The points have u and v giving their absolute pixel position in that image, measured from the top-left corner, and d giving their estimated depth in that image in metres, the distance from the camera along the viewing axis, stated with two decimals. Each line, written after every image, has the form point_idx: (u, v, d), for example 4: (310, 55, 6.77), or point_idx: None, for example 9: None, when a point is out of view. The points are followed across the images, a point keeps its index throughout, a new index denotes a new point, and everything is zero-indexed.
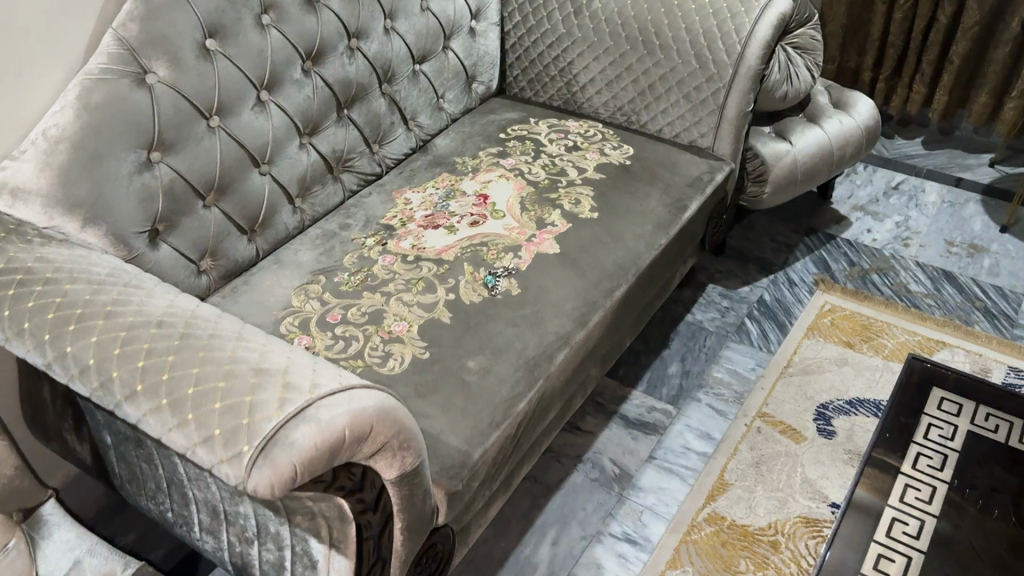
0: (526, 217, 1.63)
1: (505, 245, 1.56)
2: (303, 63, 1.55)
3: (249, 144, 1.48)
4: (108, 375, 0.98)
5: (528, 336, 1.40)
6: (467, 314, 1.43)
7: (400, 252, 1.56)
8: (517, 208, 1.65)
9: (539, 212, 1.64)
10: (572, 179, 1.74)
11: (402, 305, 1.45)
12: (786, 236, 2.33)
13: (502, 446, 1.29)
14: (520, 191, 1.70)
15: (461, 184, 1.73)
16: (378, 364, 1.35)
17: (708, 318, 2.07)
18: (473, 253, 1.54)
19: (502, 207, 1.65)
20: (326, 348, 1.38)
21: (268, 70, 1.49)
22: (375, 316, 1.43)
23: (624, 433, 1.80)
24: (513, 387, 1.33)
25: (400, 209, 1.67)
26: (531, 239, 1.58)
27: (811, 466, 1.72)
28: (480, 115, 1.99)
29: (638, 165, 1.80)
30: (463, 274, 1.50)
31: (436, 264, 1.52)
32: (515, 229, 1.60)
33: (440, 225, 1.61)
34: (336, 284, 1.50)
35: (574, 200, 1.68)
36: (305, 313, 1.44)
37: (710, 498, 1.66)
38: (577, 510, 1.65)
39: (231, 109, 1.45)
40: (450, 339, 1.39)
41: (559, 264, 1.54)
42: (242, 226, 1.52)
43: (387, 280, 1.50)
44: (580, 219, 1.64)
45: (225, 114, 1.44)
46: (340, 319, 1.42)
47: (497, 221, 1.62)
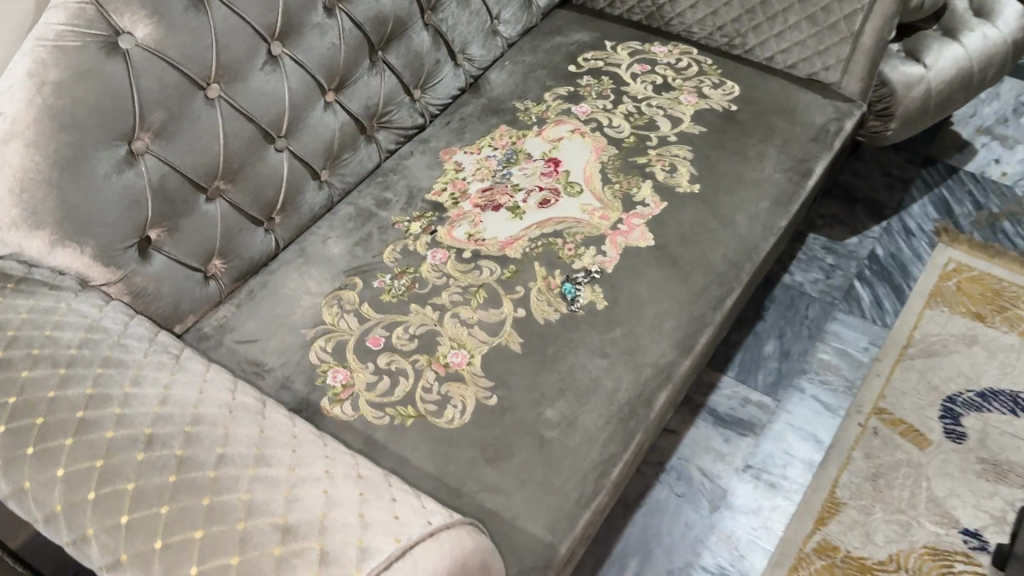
0: (610, 193, 1.30)
1: (585, 237, 1.24)
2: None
3: (259, 116, 1.15)
4: (82, 530, 0.73)
5: (620, 371, 1.11)
6: (542, 340, 1.13)
7: (453, 244, 1.24)
8: (599, 179, 1.32)
9: (626, 186, 1.31)
10: (664, 134, 1.39)
11: (461, 325, 1.15)
12: (897, 170, 1.97)
13: (591, 528, 1.03)
14: (600, 153, 1.36)
15: (526, 143, 1.39)
16: (433, 414, 1.07)
17: (809, 281, 1.77)
18: (545, 249, 1.23)
19: (580, 178, 1.32)
20: (368, 389, 1.10)
21: (282, 16, 1.13)
22: (427, 344, 1.13)
23: (715, 433, 1.54)
24: (605, 446, 1.05)
25: (449, 180, 1.34)
26: (618, 226, 1.26)
27: (938, 480, 1.46)
28: (543, 37, 1.61)
29: (746, 111, 1.44)
30: (534, 280, 1.19)
31: (499, 264, 1.21)
32: (597, 212, 1.27)
33: (501, 207, 1.29)
34: (377, 291, 1.20)
35: (669, 167, 1.34)
36: (338, 336, 1.15)
37: (820, 522, 1.42)
38: (662, 535, 1.42)
39: (236, 73, 1.11)
40: (523, 377, 1.10)
41: (654, 262, 1.22)
42: (257, 216, 1.21)
43: (439, 289, 1.19)
44: (677, 196, 1.30)
45: (227, 80, 1.10)
46: (384, 345, 1.14)
47: (575, 199, 1.29)
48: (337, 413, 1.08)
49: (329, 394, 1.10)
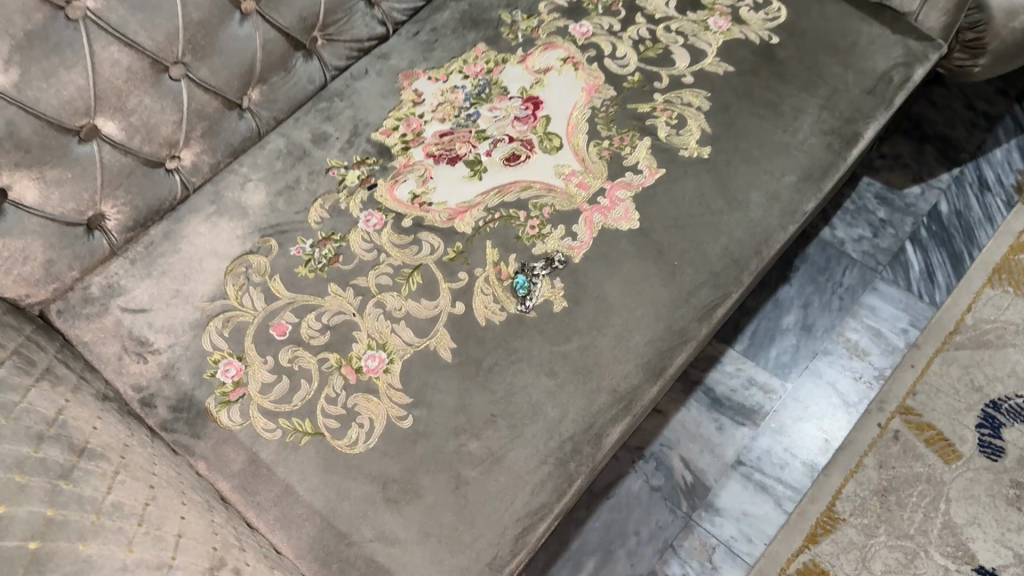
0: (595, 153, 1.04)
1: (555, 211, 1.00)
2: None
3: (142, 38, 0.91)
4: None
5: (569, 396, 0.91)
6: (478, 347, 0.93)
7: (393, 206, 1.01)
8: (585, 132, 1.06)
9: (617, 144, 1.05)
10: (678, 72, 1.11)
11: (385, 318, 0.94)
12: (985, 103, 1.63)
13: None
14: (593, 94, 1.09)
15: (505, 73, 1.12)
16: (332, 434, 0.89)
17: (852, 239, 1.50)
18: (503, 223, 0.99)
19: (562, 128, 1.06)
20: (263, 391, 0.92)
21: None
22: (340, 339, 0.94)
23: (707, 419, 1.34)
24: (534, 493, 0.86)
25: (403, 115, 1.09)
26: (598, 200, 1.01)
27: (959, 504, 1.25)
28: None
29: (789, 46, 1.13)
30: (482, 266, 0.97)
31: (444, 240, 0.99)
32: (575, 177, 1.02)
33: (459, 159, 1.04)
34: (293, 261, 0.99)
35: (676, 120, 1.07)
36: (237, 317, 0.96)
37: (811, 539, 1.24)
38: (627, 535, 1.25)
39: None
40: (447, 395, 0.90)
41: (634, 251, 0.98)
42: (151, 158, 1.00)
43: (366, 266, 0.98)
44: (680, 162, 1.04)
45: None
46: (289, 334, 0.94)
47: (550, 157, 1.04)
48: (223, 419, 0.91)
49: (216, 394, 0.92)
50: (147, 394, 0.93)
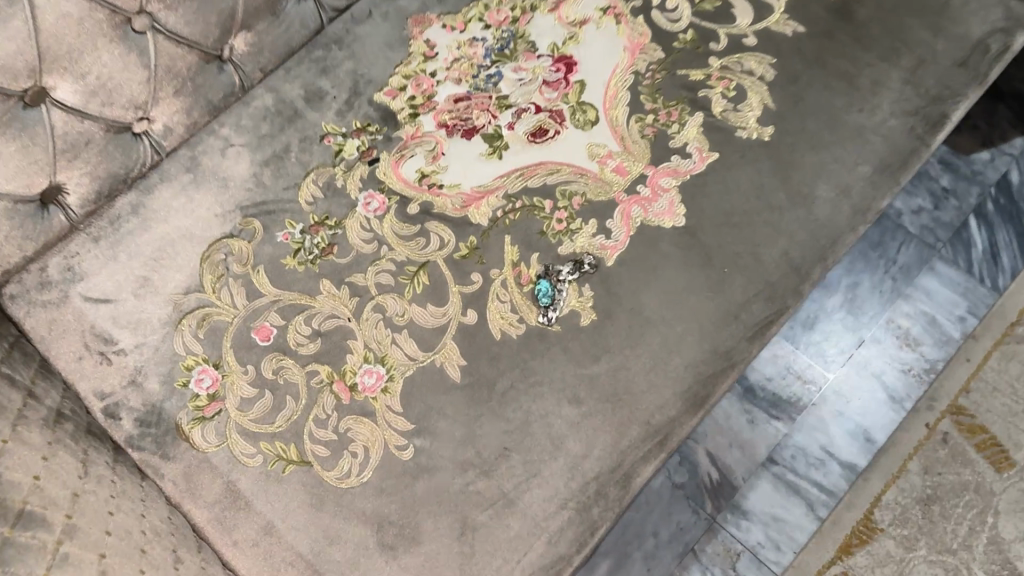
0: (636, 130, 0.88)
1: (586, 201, 0.85)
2: None
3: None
4: None
5: (595, 429, 0.78)
6: (492, 366, 0.80)
7: (397, 187, 0.87)
8: (626, 104, 0.89)
9: (663, 120, 0.89)
10: (739, 32, 0.93)
11: (384, 326, 0.81)
12: None
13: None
14: (637, 56, 0.92)
15: (533, 24, 0.95)
16: (321, 464, 0.77)
17: (910, 210, 1.34)
18: (525, 215, 0.85)
19: (598, 98, 0.90)
20: (243, 407, 0.80)
21: None
22: (332, 349, 0.81)
23: (738, 410, 1.23)
24: (551, 543, 0.75)
25: (412, 71, 0.93)
26: (638, 189, 0.86)
27: (1009, 518, 1.14)
28: None
29: (871, 3, 0.95)
30: (499, 267, 0.83)
31: (455, 233, 0.84)
32: (611, 161, 0.87)
33: (476, 132, 0.89)
34: (279, 249, 0.85)
35: (734, 93, 0.90)
36: (214, 316, 0.83)
37: (844, 549, 1.14)
38: (645, 536, 1.16)
39: None
40: (455, 423, 0.78)
41: (677, 255, 0.84)
42: (115, 124, 0.84)
43: (363, 260, 0.84)
44: (736, 145, 0.88)
45: None
46: (274, 341, 0.81)
47: (584, 135, 0.88)
48: (196, 439, 0.79)
49: (190, 408, 0.80)
50: (112, 403, 0.81)
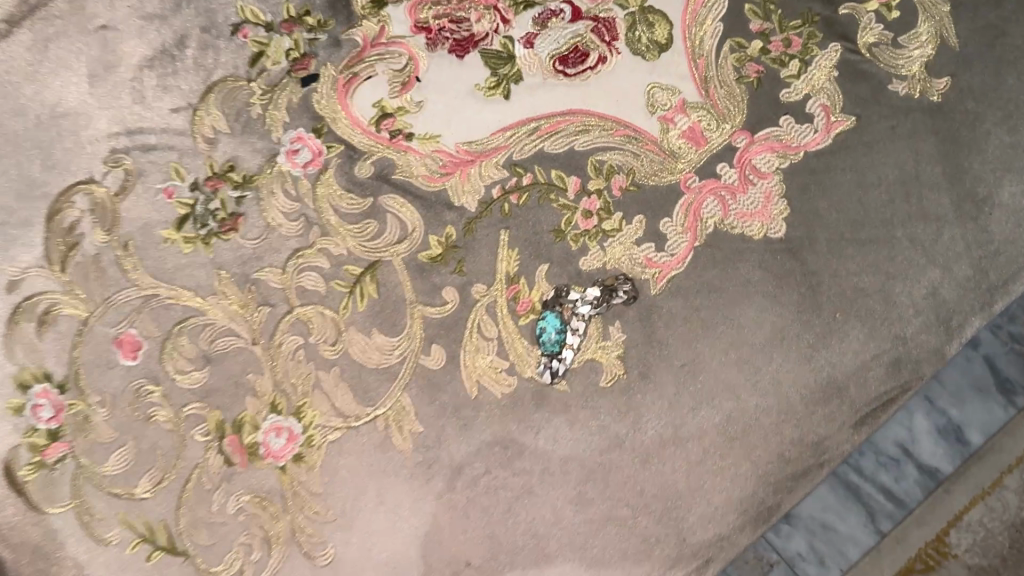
0: (727, 67, 0.56)
1: (632, 185, 0.55)
2: None
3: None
4: None
5: (602, 547, 0.53)
6: (460, 437, 0.53)
7: (343, 129, 0.56)
8: (718, 17, 0.56)
9: (774, 53, 0.56)
10: None
11: (305, 358, 0.54)
12: None
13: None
14: None
15: None
16: (202, 556, 0.53)
17: None
18: (536, 198, 0.55)
19: (676, 4, 0.56)
20: (98, 456, 0.54)
21: None
22: (227, 388, 0.54)
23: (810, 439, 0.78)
24: None
25: None
26: (718, 171, 0.55)
27: None
28: None
29: None
30: (488, 282, 0.54)
31: (425, 219, 0.55)
32: (682, 117, 0.55)
33: (473, 46, 0.56)
34: (157, 212, 0.56)
35: (897, 14, 0.56)
36: (60, 310, 0.54)
37: None
38: None
39: None
40: (396, 519, 0.53)
41: (764, 285, 0.54)
42: None
43: (281, 248, 0.55)
44: (885, 107, 0.56)
45: None
46: (145, 362, 0.55)
47: (643, 68, 0.56)
48: (32, 497, 0.53)
49: (22, 448, 0.53)
50: None
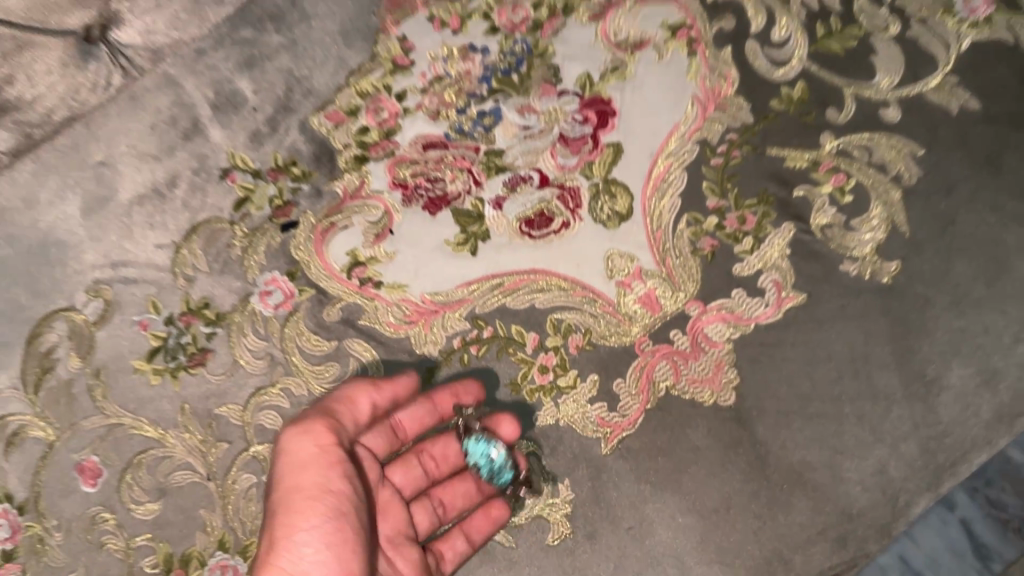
0: (685, 239, 0.58)
1: (588, 344, 0.57)
2: None
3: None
4: None
5: None
6: None
7: (317, 274, 0.59)
8: (678, 192, 0.59)
9: (729, 229, 0.58)
10: (873, 97, 0.60)
11: (256, 497, 0.57)
12: None
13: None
14: (708, 112, 0.60)
15: (563, 36, 0.62)
16: None
17: None
18: (495, 352, 0.57)
19: (637, 176, 0.59)
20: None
21: None
22: (177, 520, 0.57)
23: None
24: None
25: (371, 86, 0.61)
26: (671, 336, 0.57)
27: None
28: None
29: None
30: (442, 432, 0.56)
31: (385, 365, 0.57)
32: (640, 284, 0.58)
33: (446, 205, 0.59)
34: (130, 344, 0.58)
35: (850, 198, 0.59)
36: (26, 434, 0.57)
37: None
38: None
39: None
40: None
41: (713, 453, 0.56)
42: None
43: (244, 385, 0.58)
44: (836, 286, 0.58)
45: None
46: (103, 490, 0.57)
47: (605, 235, 0.58)
48: None
49: None
50: None
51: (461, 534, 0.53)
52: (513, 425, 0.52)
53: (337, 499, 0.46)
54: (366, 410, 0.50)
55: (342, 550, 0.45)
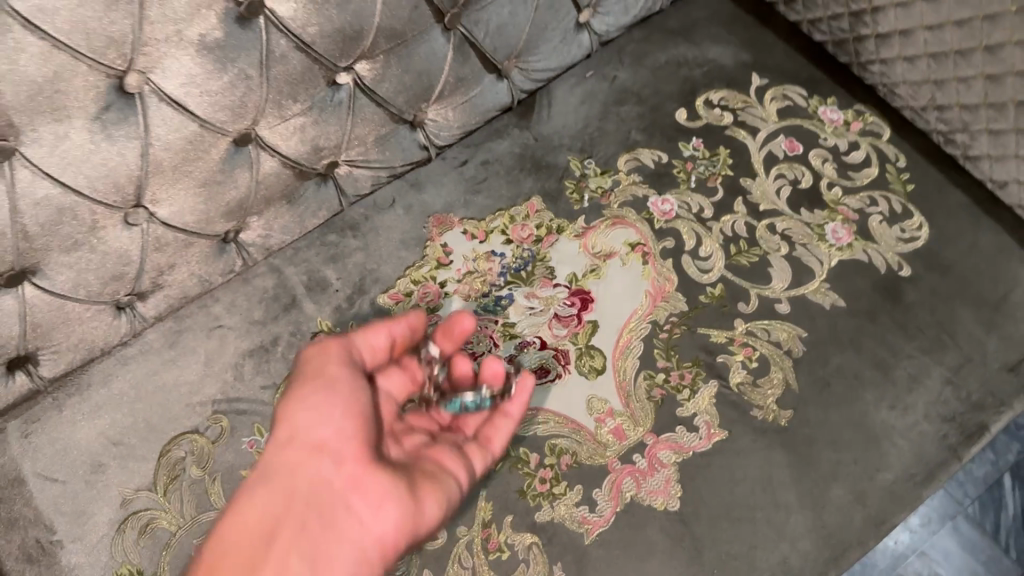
0: (641, 389, 0.82)
1: (575, 462, 0.79)
2: (242, 9, 0.68)
3: (75, 80, 0.63)
4: None
5: None
6: None
7: None
8: (637, 356, 0.84)
9: (674, 382, 0.82)
10: (772, 295, 0.87)
11: None
12: None
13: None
14: (657, 301, 0.86)
15: (556, 248, 0.89)
16: None
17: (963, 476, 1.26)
18: (507, 466, 0.78)
19: (609, 344, 0.84)
20: None
21: (138, 46, 0.64)
22: None
23: None
24: None
25: (422, 277, 0.89)
26: (633, 458, 0.79)
27: None
28: (663, 36, 1.03)
29: (922, 285, 0.89)
30: (468, 525, 0.76)
31: None
32: (610, 420, 0.81)
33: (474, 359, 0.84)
34: (241, 458, 0.82)
35: (756, 364, 0.84)
36: (157, 523, 0.80)
37: None
38: None
39: (19, 133, 0.63)
40: None
41: (664, 545, 0.77)
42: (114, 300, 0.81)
43: None
44: (748, 426, 0.81)
45: (16, 136, 0.63)
46: None
47: (586, 384, 0.82)
48: None
49: None
50: None
51: (505, 420, 0.74)
52: (467, 319, 0.77)
53: (333, 382, 0.68)
54: (387, 340, 0.74)
55: (331, 415, 0.66)
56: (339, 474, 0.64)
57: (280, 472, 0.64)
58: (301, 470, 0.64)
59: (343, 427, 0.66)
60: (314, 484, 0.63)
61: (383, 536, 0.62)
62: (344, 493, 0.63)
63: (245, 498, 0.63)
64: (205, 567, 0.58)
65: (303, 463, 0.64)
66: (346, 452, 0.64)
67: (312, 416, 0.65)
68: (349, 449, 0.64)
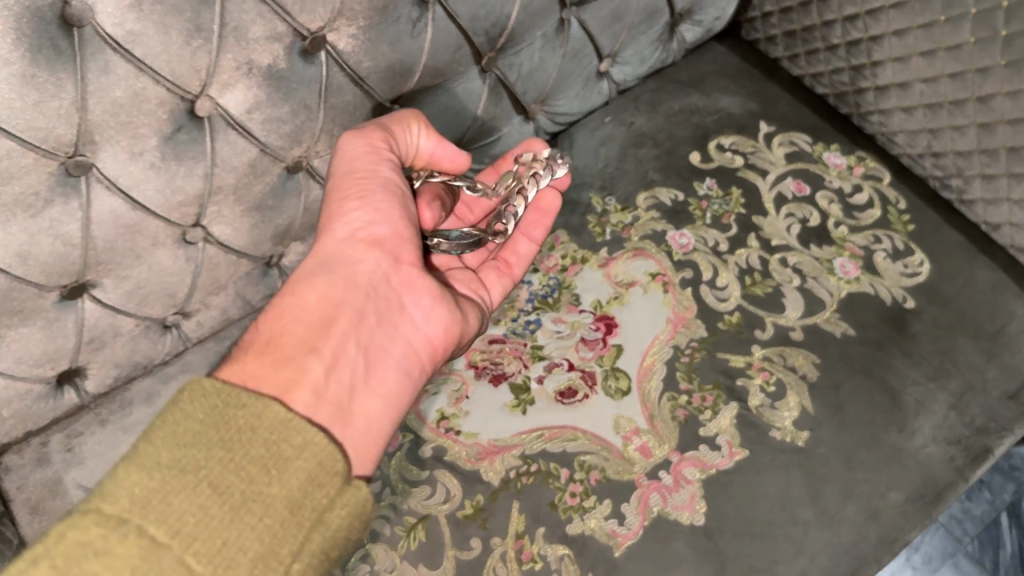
0: (665, 409, 0.86)
1: (603, 478, 0.82)
2: (305, 44, 0.74)
3: (152, 103, 0.68)
4: None
5: None
6: None
7: (414, 423, 0.85)
8: (660, 378, 0.88)
9: (696, 404, 0.87)
10: (786, 323, 0.92)
11: None
12: None
13: (208, 499, 0.51)
14: (678, 327, 0.91)
15: (581, 277, 0.94)
16: None
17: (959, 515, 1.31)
18: (539, 480, 0.82)
19: (633, 367, 0.88)
20: None
21: (212, 74, 0.70)
22: None
23: None
24: None
25: None
26: (659, 474, 0.83)
27: None
28: (675, 87, 1.10)
29: (926, 316, 0.94)
30: (502, 536, 0.79)
31: (463, 489, 0.81)
32: (637, 438, 0.85)
33: (505, 379, 0.88)
34: None
35: (773, 388, 0.88)
36: None
37: None
38: None
39: (99, 151, 0.68)
40: None
41: (691, 558, 0.79)
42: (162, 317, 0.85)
43: None
44: (768, 445, 0.85)
45: (96, 154, 0.68)
46: None
47: (613, 404, 0.86)
48: None
49: None
50: None
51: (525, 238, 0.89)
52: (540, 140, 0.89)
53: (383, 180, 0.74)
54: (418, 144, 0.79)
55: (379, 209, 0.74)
56: (396, 276, 0.74)
57: (337, 259, 0.72)
58: (360, 258, 0.72)
59: (397, 227, 0.75)
60: (375, 272, 0.72)
61: (431, 335, 0.75)
62: (399, 292, 0.74)
63: (303, 278, 0.71)
64: (265, 342, 0.65)
65: (359, 254, 0.72)
66: (401, 254, 0.75)
67: (368, 214, 0.73)
68: (405, 251, 0.75)
